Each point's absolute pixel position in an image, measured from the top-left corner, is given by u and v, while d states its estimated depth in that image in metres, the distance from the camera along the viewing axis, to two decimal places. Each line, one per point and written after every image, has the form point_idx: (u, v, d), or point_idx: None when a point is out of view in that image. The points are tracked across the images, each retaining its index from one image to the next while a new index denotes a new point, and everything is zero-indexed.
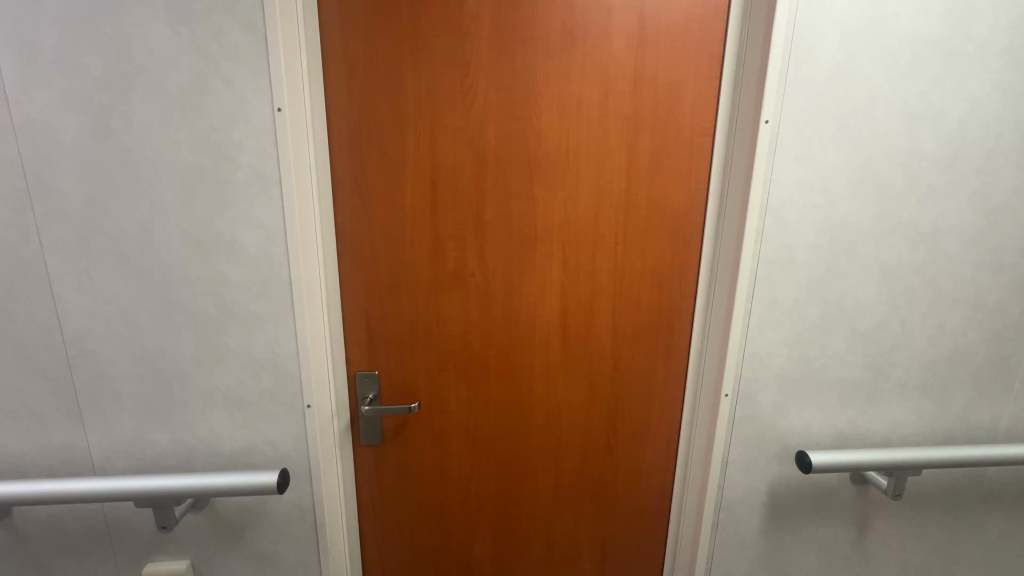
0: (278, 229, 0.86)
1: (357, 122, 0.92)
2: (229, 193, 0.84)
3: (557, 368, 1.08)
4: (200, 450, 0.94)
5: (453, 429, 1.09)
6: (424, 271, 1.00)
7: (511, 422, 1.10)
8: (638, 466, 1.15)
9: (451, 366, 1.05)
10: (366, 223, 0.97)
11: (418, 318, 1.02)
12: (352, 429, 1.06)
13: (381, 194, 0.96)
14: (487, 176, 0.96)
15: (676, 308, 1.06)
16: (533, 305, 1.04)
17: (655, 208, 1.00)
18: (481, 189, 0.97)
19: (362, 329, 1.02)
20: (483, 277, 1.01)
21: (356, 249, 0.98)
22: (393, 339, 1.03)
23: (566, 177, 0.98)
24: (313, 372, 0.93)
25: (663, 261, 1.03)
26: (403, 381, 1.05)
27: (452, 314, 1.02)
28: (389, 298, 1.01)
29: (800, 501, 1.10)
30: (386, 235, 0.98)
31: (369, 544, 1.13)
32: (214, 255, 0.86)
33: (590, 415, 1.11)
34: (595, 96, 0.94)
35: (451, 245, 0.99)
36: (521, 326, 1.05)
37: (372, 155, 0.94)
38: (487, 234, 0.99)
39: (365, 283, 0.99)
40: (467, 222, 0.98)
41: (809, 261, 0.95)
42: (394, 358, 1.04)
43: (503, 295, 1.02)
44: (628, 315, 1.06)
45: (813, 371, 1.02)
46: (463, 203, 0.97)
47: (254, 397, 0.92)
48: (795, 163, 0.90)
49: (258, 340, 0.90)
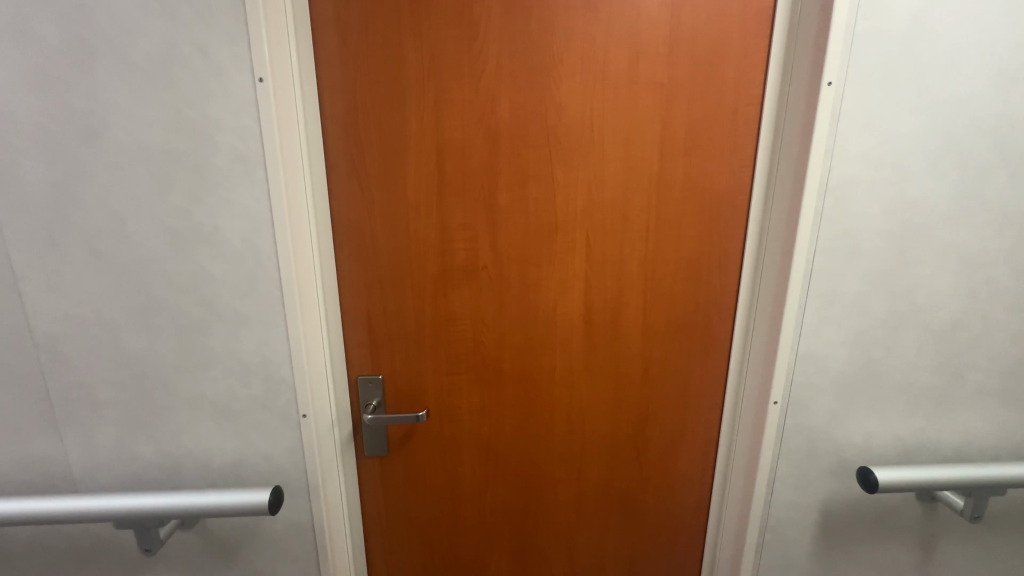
0: (263, 217, 0.76)
1: (353, 97, 0.82)
2: (207, 178, 0.74)
3: (581, 372, 0.96)
4: (189, 463, 0.86)
5: (466, 438, 0.99)
6: (432, 264, 0.89)
7: (529, 430, 0.99)
8: (671, 478, 1.04)
9: (462, 370, 0.95)
10: (366, 211, 0.86)
11: (425, 317, 0.92)
12: (355, 437, 0.97)
13: (381, 178, 0.85)
14: (500, 155, 0.85)
15: (716, 303, 0.94)
16: (553, 302, 0.92)
17: (692, 189, 0.88)
18: (493, 171, 0.86)
19: (363, 329, 0.92)
20: (496, 270, 0.90)
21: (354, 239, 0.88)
22: (398, 339, 0.93)
23: (591, 156, 0.86)
24: (308, 378, 0.83)
25: (701, 250, 0.91)
26: (410, 386, 0.95)
27: (462, 311, 0.92)
28: (393, 294, 0.90)
29: (857, 520, 0.97)
30: (387, 224, 0.87)
31: (376, 561, 1.04)
32: (195, 249, 0.76)
33: (617, 422, 1.00)
34: (623, 61, 0.82)
35: (460, 234, 0.88)
36: (540, 325, 0.93)
37: (371, 133, 0.83)
38: (501, 222, 0.88)
39: (365, 277, 0.89)
40: (479, 208, 0.87)
41: (875, 248, 0.82)
42: (399, 360, 0.94)
43: (519, 289, 0.91)
44: (661, 310, 0.94)
45: (877, 375, 0.88)
46: (475, 188, 0.86)
47: (244, 406, 0.83)
48: (861, 133, 0.77)
49: (246, 342, 0.81)
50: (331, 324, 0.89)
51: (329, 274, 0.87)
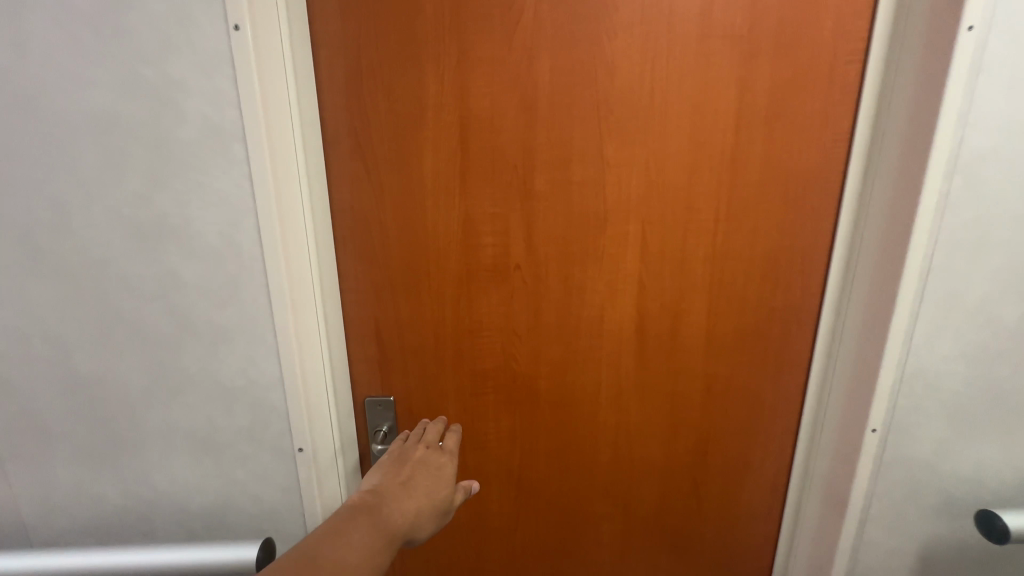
0: (244, 206, 0.60)
1: (356, 57, 0.65)
2: (173, 157, 0.58)
3: (630, 392, 0.81)
4: (162, 506, 0.71)
5: (493, 468, 0.84)
6: (454, 264, 0.74)
7: (568, 459, 0.84)
8: (733, 513, 0.88)
9: (489, 389, 0.79)
10: (373, 200, 0.70)
11: (445, 326, 0.76)
12: (363, 469, 0.82)
13: (392, 158, 0.69)
14: (538, 129, 0.69)
15: (795, 308, 0.78)
16: (599, 309, 0.76)
17: (772, 170, 0.72)
18: (530, 149, 0.70)
19: (371, 341, 0.76)
20: (532, 270, 0.74)
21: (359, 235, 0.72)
22: (413, 353, 0.77)
23: (650, 129, 0.69)
24: (305, 403, 0.68)
25: (780, 244, 0.75)
26: (427, 408, 0.80)
27: (490, 320, 0.76)
28: (407, 300, 0.75)
29: (963, 567, 0.81)
30: (399, 216, 0.71)
31: None
32: (160, 248, 0.61)
33: (671, 449, 0.84)
34: (693, 9, 0.65)
35: (489, 227, 0.72)
36: (584, 337, 0.78)
37: (379, 102, 0.67)
38: (538, 213, 0.72)
39: (374, 279, 0.74)
40: (511, 195, 0.71)
41: (1010, 240, 0.65)
42: (414, 379, 0.79)
43: (559, 293, 0.75)
44: (729, 317, 0.78)
45: (999, 396, 0.72)
46: (507, 171, 0.70)
47: (226, 438, 0.68)
48: (1004, 93, 0.60)
49: (227, 361, 0.65)
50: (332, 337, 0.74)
51: (329, 276, 0.71)
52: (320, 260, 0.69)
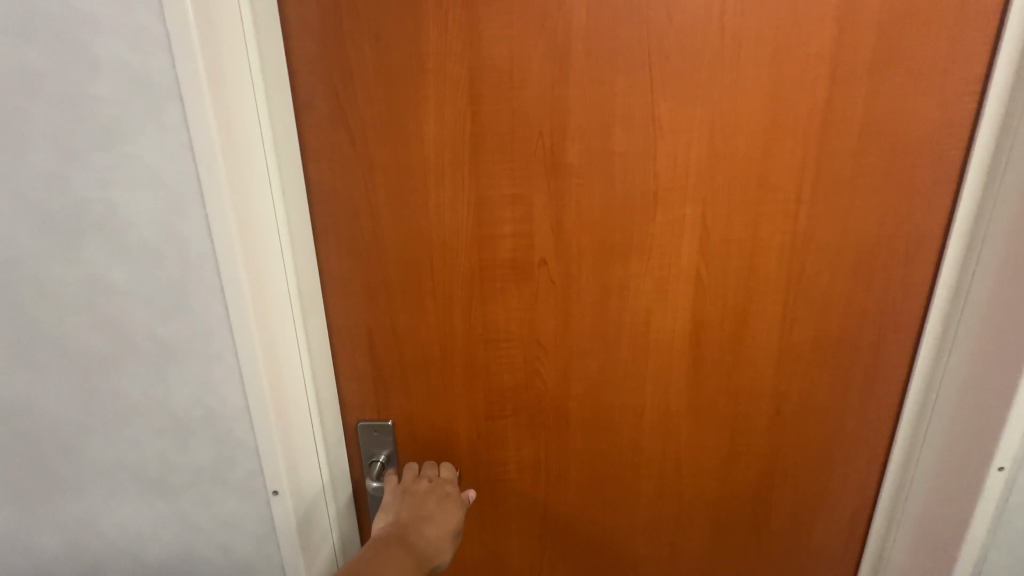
0: (186, 188, 0.46)
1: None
2: (91, 123, 0.44)
3: (681, 413, 0.66)
4: (113, 557, 0.58)
5: (513, 503, 0.70)
6: (464, 260, 0.59)
7: (603, 493, 0.70)
8: (801, 555, 0.73)
9: (508, 410, 0.65)
10: (361, 179, 0.56)
11: (454, 336, 0.62)
12: (359, 507, 0.68)
13: (384, 125, 0.54)
14: (571, 84, 0.53)
15: (894, 312, 0.62)
16: (645, 314, 0.61)
17: (874, 135, 0.55)
18: (561, 111, 0.54)
19: (364, 355, 0.62)
20: (562, 265, 0.59)
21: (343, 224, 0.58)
22: (415, 368, 0.63)
23: (715, 81, 0.53)
24: (278, 438, 0.54)
25: (880, 231, 0.58)
26: (433, 433, 0.66)
27: (509, 327, 0.62)
28: (406, 304, 0.60)
29: None
30: (393, 199, 0.56)
31: None
32: (84, 243, 0.47)
33: (729, 482, 0.69)
34: None
35: (508, 212, 0.57)
36: (625, 348, 0.63)
37: (365, 50, 0.52)
38: (570, 193, 0.57)
39: (364, 279, 0.59)
40: (535, 172, 0.56)
41: None
42: (417, 399, 0.65)
43: (595, 294, 0.60)
44: (808, 323, 0.62)
45: None
46: (530, 140, 0.55)
47: (184, 478, 0.55)
48: None
49: (178, 386, 0.52)
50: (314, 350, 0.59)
51: (307, 275, 0.56)
52: (295, 255, 0.55)
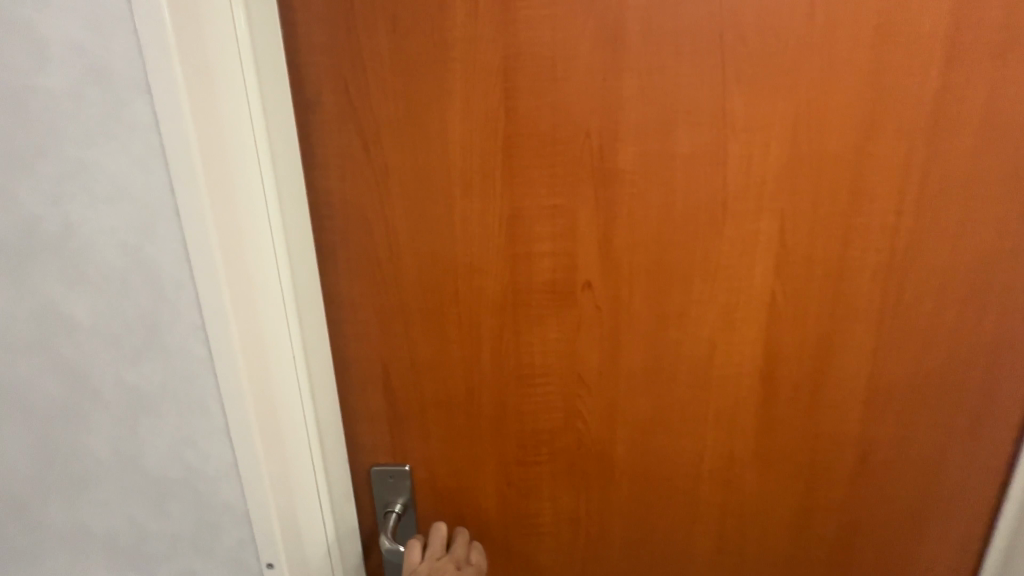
0: (160, 206, 0.38)
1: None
2: (44, 129, 0.37)
3: (748, 460, 0.56)
4: None
5: (548, 561, 0.60)
6: (494, 282, 0.50)
7: (654, 551, 0.60)
8: None
9: (544, 455, 0.56)
10: (374, 189, 0.47)
11: (482, 371, 0.53)
12: (372, 563, 0.59)
13: (402, 125, 0.45)
14: (626, 73, 0.44)
15: (1009, 344, 0.51)
16: (708, 346, 0.52)
17: (996, 132, 0.45)
18: (613, 106, 0.45)
19: (377, 392, 0.54)
20: (610, 289, 0.50)
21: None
22: (436, 408, 0.54)
23: (802, 67, 0.44)
24: (274, 502, 0.45)
25: (997, 248, 0.48)
26: (457, 481, 0.57)
27: (547, 361, 0.53)
28: (426, 333, 0.52)
29: None
30: (412, 211, 0.48)
31: None
32: (41, 272, 0.40)
33: (802, 540, 0.59)
34: None
35: (547, 226, 0.48)
36: (682, 384, 0.53)
37: (379, 36, 0.43)
38: (622, 204, 0.47)
39: (378, 306, 0.51)
40: (581, 178, 0.47)
41: None
42: (438, 442, 0.56)
43: (650, 322, 0.51)
44: (905, 357, 0.52)
45: None
46: (576, 140, 0.46)
47: (166, 542, 0.47)
48: None
49: (154, 439, 0.43)
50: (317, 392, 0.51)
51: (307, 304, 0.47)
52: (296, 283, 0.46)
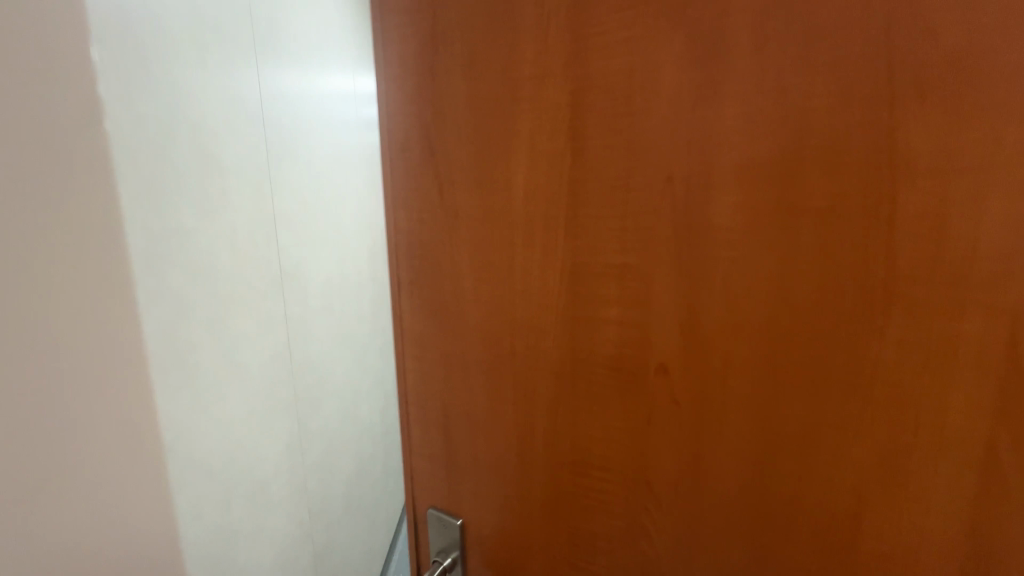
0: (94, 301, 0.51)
1: (427, 16, 0.43)
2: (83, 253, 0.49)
3: None
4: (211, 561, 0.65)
5: None
6: (551, 342, 0.44)
7: None
8: None
9: (598, 564, 0.46)
10: (445, 233, 0.47)
11: (533, 442, 0.47)
12: None
13: (470, 171, 0.44)
14: (722, 102, 0.33)
15: None
16: (851, 495, 0.34)
17: None
18: (703, 143, 0.34)
19: (437, 435, 0.53)
20: (690, 381, 0.38)
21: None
22: (488, 469, 0.50)
23: None
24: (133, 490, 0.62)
25: None
26: (505, 555, 0.52)
27: (604, 451, 0.43)
28: (481, 386, 0.49)
29: None
30: (474, 258, 0.46)
31: None
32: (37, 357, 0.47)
33: None
34: None
35: (611, 289, 0.40)
36: (803, 541, 0.36)
37: (456, 86, 0.43)
38: (712, 270, 0.35)
39: (441, 349, 0.50)
40: (658, 234, 0.37)
41: None
42: (488, 505, 0.51)
43: (748, 438, 0.36)
44: None
45: None
46: (653, 187, 0.36)
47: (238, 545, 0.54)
48: None
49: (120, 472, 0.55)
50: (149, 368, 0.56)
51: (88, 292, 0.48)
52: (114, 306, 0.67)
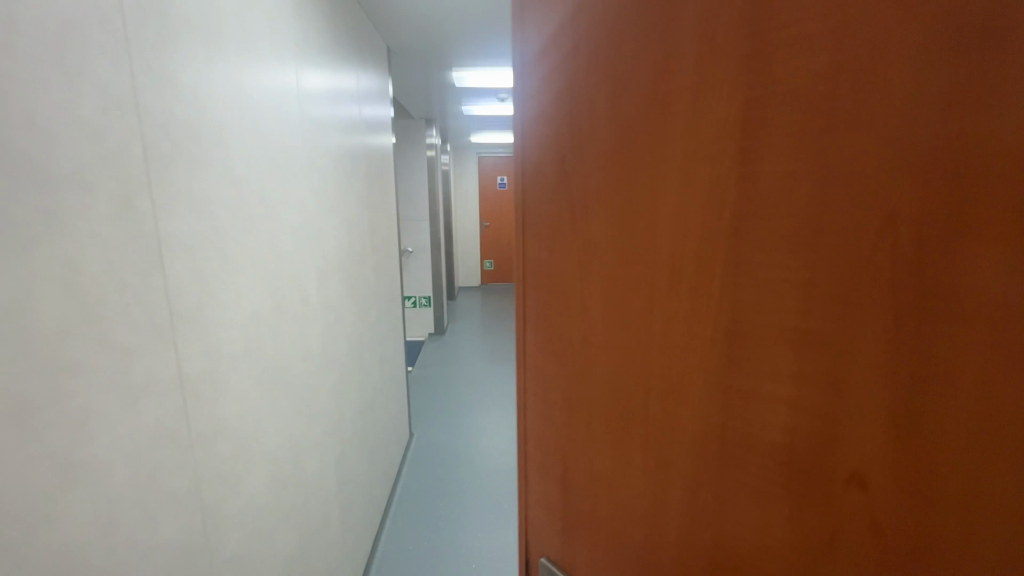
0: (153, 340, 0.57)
1: (579, 34, 0.41)
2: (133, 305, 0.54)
3: None
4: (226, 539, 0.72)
5: None
6: (674, 407, 0.37)
7: None
8: None
9: None
10: (580, 260, 0.44)
11: (655, 511, 0.40)
12: None
13: (609, 195, 0.40)
14: (990, 115, 0.21)
15: None
16: None
17: None
18: (936, 176, 0.23)
19: (560, 463, 0.52)
20: (893, 515, 0.26)
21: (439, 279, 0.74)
22: (604, 521, 0.46)
23: None
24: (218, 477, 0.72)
25: None
26: None
27: (742, 552, 0.34)
28: (605, 429, 0.44)
29: None
30: (608, 291, 0.41)
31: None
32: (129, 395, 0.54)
33: None
34: None
35: (772, 357, 0.31)
36: None
37: (602, 102, 0.40)
38: (955, 366, 0.23)
39: (569, 379, 0.48)
40: (858, 299, 0.26)
41: None
42: (600, 554, 0.47)
43: None
44: None
45: None
46: (855, 235, 0.26)
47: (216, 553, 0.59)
48: None
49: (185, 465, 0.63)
50: (75, 340, 0.47)
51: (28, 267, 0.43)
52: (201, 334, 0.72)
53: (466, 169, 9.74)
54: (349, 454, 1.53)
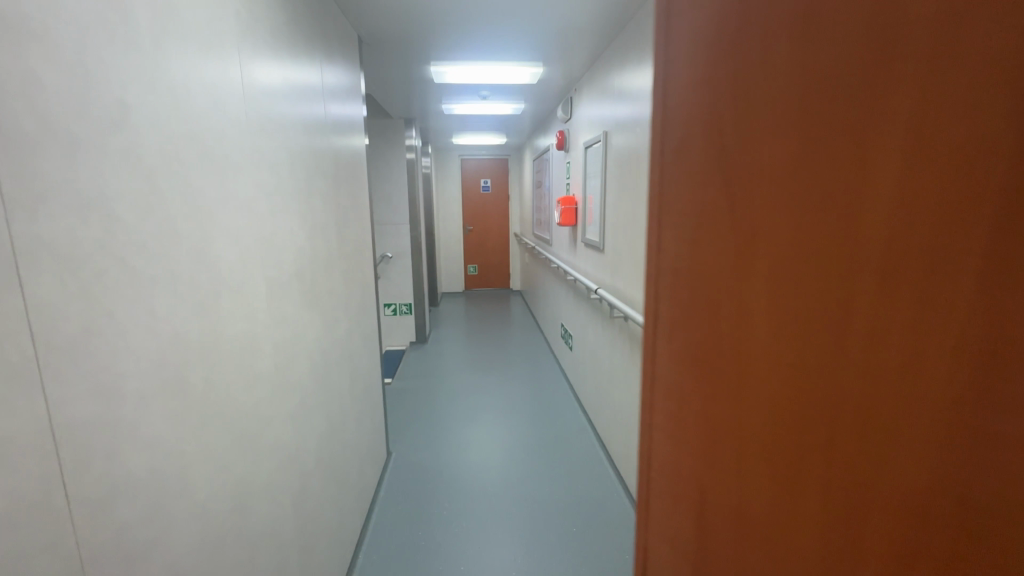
0: None
1: (825, 48, 0.55)
2: None
3: None
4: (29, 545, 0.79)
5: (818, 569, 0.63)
6: (885, 362, 0.51)
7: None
8: None
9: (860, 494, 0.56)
10: (791, 210, 0.61)
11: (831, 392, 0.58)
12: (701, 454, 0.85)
13: (826, 162, 0.56)
14: None
15: None
16: None
17: None
18: None
19: (751, 354, 0.71)
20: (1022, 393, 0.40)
21: (721, 315, 0.77)
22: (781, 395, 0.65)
23: None
24: None
25: None
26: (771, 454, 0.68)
27: (895, 413, 0.51)
28: (798, 328, 0.62)
29: None
30: (815, 237, 0.58)
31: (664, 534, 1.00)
32: None
33: None
34: None
35: (943, 282, 0.45)
36: None
37: (833, 96, 0.55)
38: None
39: (769, 290, 0.66)
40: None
41: None
42: (772, 414, 0.67)
43: None
44: None
45: None
46: None
47: None
48: None
49: None
50: None
51: None
52: None
53: (448, 174, 9.54)
54: (237, 473, 1.43)
